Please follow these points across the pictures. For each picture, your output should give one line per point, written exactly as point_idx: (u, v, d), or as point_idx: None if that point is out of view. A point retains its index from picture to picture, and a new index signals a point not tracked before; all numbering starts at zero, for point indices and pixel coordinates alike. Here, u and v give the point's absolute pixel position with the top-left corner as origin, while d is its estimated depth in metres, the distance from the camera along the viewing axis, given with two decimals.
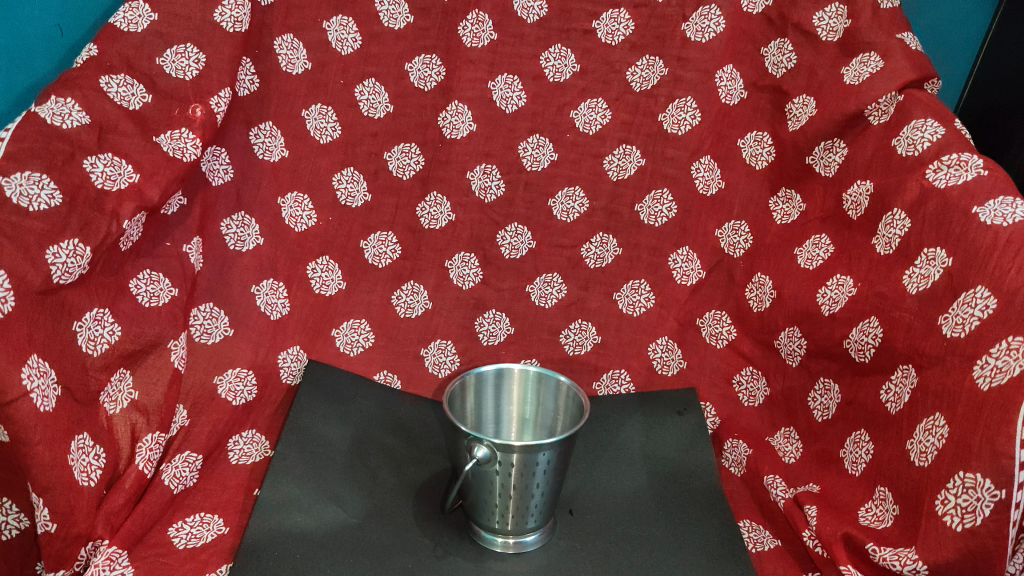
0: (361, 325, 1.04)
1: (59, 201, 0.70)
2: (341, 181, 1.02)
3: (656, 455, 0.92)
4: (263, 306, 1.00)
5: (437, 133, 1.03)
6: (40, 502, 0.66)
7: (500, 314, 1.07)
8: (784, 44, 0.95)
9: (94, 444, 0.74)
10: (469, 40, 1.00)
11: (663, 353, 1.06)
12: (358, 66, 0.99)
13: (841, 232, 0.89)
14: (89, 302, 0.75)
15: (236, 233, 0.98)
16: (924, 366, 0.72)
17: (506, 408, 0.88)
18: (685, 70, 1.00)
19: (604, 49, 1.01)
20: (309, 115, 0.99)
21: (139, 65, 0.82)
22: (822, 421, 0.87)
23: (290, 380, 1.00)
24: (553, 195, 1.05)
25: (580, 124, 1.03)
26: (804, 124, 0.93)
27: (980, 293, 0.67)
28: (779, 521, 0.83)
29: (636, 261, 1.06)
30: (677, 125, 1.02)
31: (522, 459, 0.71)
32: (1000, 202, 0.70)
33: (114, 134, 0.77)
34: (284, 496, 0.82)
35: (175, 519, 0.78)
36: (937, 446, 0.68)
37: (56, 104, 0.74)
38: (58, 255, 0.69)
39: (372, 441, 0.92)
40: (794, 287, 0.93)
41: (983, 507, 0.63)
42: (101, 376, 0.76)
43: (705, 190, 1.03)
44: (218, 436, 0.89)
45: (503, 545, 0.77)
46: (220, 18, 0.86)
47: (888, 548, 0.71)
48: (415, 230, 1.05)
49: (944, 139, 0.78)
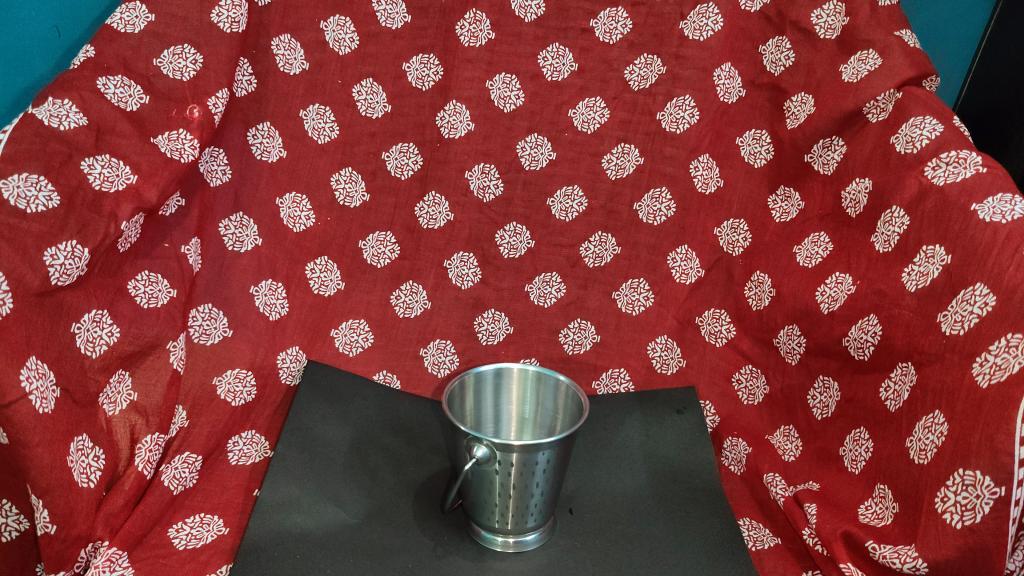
0: (360, 326, 1.04)
1: (56, 203, 0.70)
2: (340, 181, 1.02)
3: (656, 453, 0.92)
4: (262, 306, 1.00)
5: (436, 133, 1.03)
6: (40, 504, 0.66)
7: (499, 313, 1.07)
8: (782, 41, 0.95)
9: (93, 446, 0.73)
10: (467, 39, 1.00)
11: (663, 351, 1.06)
12: (356, 65, 0.99)
13: (840, 230, 0.89)
14: (87, 304, 0.75)
15: (235, 234, 0.98)
16: (923, 364, 0.72)
17: (505, 407, 0.88)
18: (683, 68, 1.00)
19: (602, 48, 1.01)
20: (307, 115, 0.99)
21: (136, 66, 0.82)
22: (821, 419, 0.87)
23: (290, 381, 1.00)
24: (552, 194, 1.05)
25: (579, 123, 1.03)
26: (803, 121, 0.93)
27: (979, 290, 0.67)
28: (780, 519, 0.83)
29: (636, 260, 1.06)
30: (676, 123, 1.02)
31: (521, 459, 0.71)
32: (998, 199, 0.70)
33: (112, 135, 0.77)
34: (284, 496, 0.82)
35: (175, 520, 0.78)
36: (937, 444, 0.68)
37: (54, 106, 0.74)
38: (57, 257, 0.69)
39: (371, 441, 0.92)
40: (793, 284, 0.93)
41: (983, 504, 0.63)
42: (100, 377, 0.76)
43: (704, 188, 1.03)
44: (218, 437, 0.89)
45: (503, 544, 0.77)
46: (218, 19, 0.86)
47: (888, 545, 0.71)
48: (414, 230, 1.05)
49: (942, 136, 0.78)
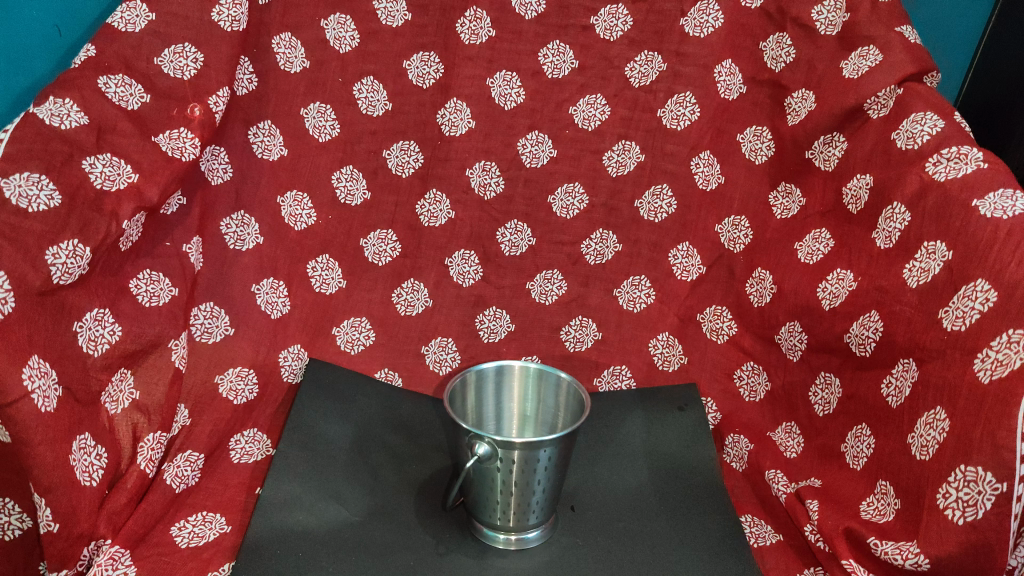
0: (361, 324, 1.04)
1: (58, 202, 0.70)
2: (341, 179, 1.02)
3: (658, 451, 0.92)
4: (263, 305, 1.00)
5: (436, 130, 1.03)
6: (42, 502, 0.66)
7: (500, 311, 1.07)
8: (783, 38, 0.95)
9: (95, 444, 0.74)
10: (467, 36, 1.00)
11: (664, 348, 1.06)
12: (357, 63, 0.99)
13: (842, 226, 0.88)
14: (89, 303, 0.75)
15: (236, 232, 0.98)
16: (924, 360, 0.72)
17: (507, 405, 0.88)
18: (683, 65, 1.00)
19: (602, 45, 1.01)
20: (308, 113, 0.99)
21: (137, 65, 0.82)
22: (823, 415, 0.87)
23: (291, 379, 1.00)
24: (553, 191, 1.05)
25: (580, 120, 1.03)
26: (803, 118, 0.93)
27: (980, 286, 0.67)
28: (781, 515, 0.83)
29: (637, 257, 1.06)
30: (677, 120, 1.02)
31: (523, 456, 0.71)
32: (1000, 195, 0.69)
33: (113, 134, 0.77)
34: (285, 494, 0.82)
35: (177, 518, 0.78)
36: (938, 440, 0.68)
37: (55, 105, 0.74)
38: (58, 256, 0.69)
39: (373, 439, 0.92)
40: (794, 281, 0.93)
41: (985, 500, 0.63)
42: (102, 376, 0.76)
43: (705, 184, 1.03)
44: (220, 435, 0.90)
45: (504, 542, 0.77)
46: (218, 17, 0.86)
47: (889, 542, 0.71)
48: (415, 228, 1.05)
49: (943, 132, 0.78)
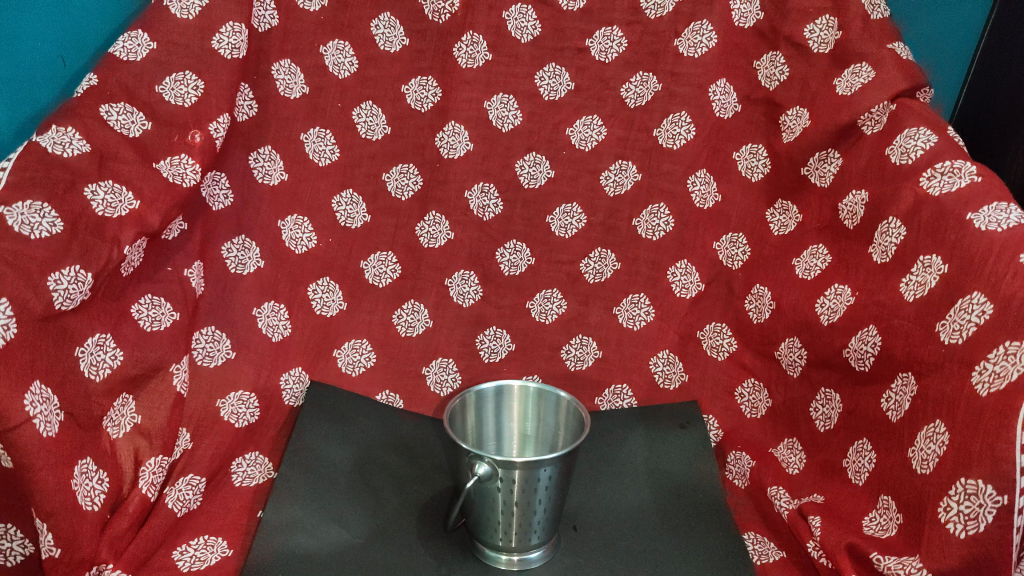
0: (362, 345, 1.05)
1: (60, 228, 0.70)
2: (341, 203, 1.03)
3: (660, 469, 0.92)
4: (264, 328, 1.00)
5: (435, 153, 1.04)
6: (44, 527, 0.65)
7: (500, 331, 1.08)
8: (776, 56, 0.96)
9: (97, 469, 0.74)
10: (464, 60, 1.02)
11: (665, 366, 1.06)
12: (356, 88, 1.01)
13: (839, 241, 0.88)
14: (90, 328, 0.75)
15: (238, 256, 0.99)
16: (923, 374, 0.72)
17: (507, 424, 0.88)
18: (678, 85, 1.01)
19: (598, 67, 1.02)
20: (308, 138, 1.01)
21: (139, 93, 0.84)
22: (824, 431, 0.87)
23: (293, 402, 1.00)
24: (552, 211, 1.06)
25: (576, 141, 1.04)
26: (798, 135, 0.94)
27: (976, 298, 0.67)
28: (784, 532, 0.83)
29: (636, 276, 1.06)
30: (673, 139, 1.03)
31: (523, 475, 0.71)
32: (994, 208, 0.70)
33: (115, 162, 0.78)
34: (286, 518, 0.82)
35: (178, 543, 0.78)
36: (938, 453, 0.68)
37: (57, 134, 0.76)
38: (61, 281, 0.69)
39: (374, 461, 0.92)
40: (793, 297, 0.93)
41: (987, 512, 0.62)
42: (103, 401, 0.77)
43: (702, 203, 1.04)
44: (222, 458, 0.90)
45: (507, 562, 0.76)
46: (218, 45, 0.88)
47: (893, 556, 0.70)
48: (415, 249, 1.06)
49: (937, 147, 0.79)
